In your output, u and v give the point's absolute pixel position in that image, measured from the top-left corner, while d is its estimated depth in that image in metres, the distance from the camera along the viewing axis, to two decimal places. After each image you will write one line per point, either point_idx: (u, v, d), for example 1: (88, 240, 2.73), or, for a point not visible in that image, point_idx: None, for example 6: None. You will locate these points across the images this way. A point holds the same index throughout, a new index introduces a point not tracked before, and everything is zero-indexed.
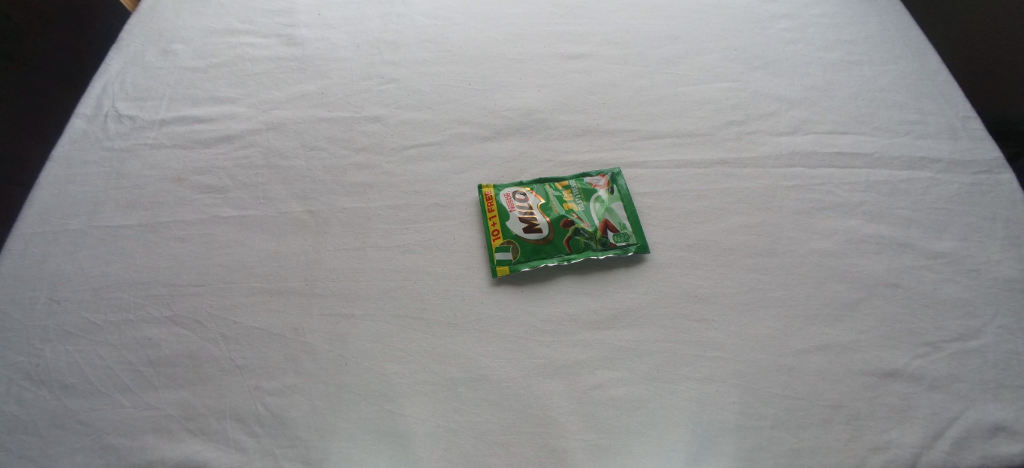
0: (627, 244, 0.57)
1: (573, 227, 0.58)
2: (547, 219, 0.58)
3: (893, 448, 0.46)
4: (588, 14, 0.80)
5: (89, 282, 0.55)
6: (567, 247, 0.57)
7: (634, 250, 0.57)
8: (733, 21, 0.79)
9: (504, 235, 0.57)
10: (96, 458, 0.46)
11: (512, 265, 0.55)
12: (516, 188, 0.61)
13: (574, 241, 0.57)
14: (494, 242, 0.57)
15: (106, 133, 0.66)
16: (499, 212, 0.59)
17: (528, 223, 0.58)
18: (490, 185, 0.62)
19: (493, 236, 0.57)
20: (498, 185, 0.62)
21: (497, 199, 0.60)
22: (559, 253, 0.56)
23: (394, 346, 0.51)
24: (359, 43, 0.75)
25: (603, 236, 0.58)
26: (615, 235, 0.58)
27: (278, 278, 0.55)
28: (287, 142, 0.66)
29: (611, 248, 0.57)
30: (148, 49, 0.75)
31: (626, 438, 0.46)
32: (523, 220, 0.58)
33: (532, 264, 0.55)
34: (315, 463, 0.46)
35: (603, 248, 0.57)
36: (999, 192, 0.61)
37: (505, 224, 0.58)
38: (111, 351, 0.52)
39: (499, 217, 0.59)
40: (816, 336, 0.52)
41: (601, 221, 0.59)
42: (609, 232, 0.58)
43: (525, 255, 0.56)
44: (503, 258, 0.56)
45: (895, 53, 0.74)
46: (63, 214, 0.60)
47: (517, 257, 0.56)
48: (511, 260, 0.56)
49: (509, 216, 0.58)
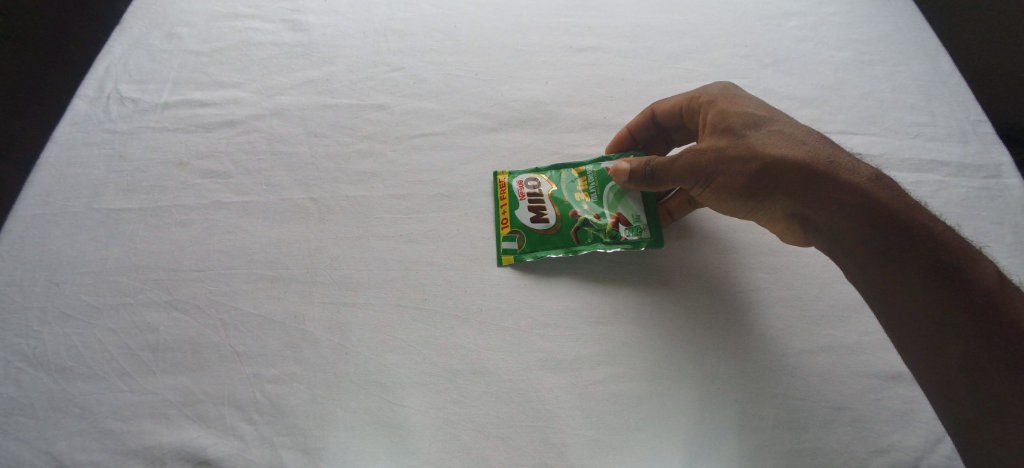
0: (639, 238, 0.56)
1: (583, 218, 0.56)
2: (557, 209, 0.57)
3: (894, 451, 0.46)
4: (599, 5, 0.78)
5: (88, 266, 0.55)
6: (575, 239, 0.56)
7: (646, 243, 0.55)
8: (745, 17, 0.78)
9: (512, 224, 0.57)
10: (94, 442, 0.46)
11: (517, 255, 0.55)
12: (529, 175, 0.61)
13: (583, 232, 0.56)
14: (502, 231, 0.57)
15: (108, 115, 0.65)
16: (510, 201, 0.59)
17: (537, 212, 0.57)
18: (506, 172, 0.62)
19: (502, 225, 0.57)
20: (513, 171, 0.62)
21: (510, 187, 0.59)
22: (566, 244, 0.56)
23: (395, 336, 0.50)
24: (366, 30, 0.74)
25: (614, 230, 0.56)
26: (627, 229, 0.56)
27: (279, 265, 0.55)
28: (291, 129, 0.65)
29: (621, 242, 0.55)
30: (152, 32, 0.73)
31: (626, 435, 0.46)
32: (533, 210, 0.57)
33: (537, 255, 0.55)
34: (312, 452, 0.46)
35: (613, 241, 0.55)
36: (1009, 197, 0.60)
37: (514, 213, 0.58)
38: (110, 334, 0.51)
39: (510, 206, 0.58)
40: (819, 337, 0.51)
41: (614, 214, 0.57)
42: (620, 225, 0.56)
43: (531, 245, 0.56)
44: (509, 247, 0.56)
45: (907, 54, 0.73)
46: (64, 196, 0.59)
47: (523, 247, 0.56)
48: (516, 250, 0.56)
49: (519, 204, 0.58)
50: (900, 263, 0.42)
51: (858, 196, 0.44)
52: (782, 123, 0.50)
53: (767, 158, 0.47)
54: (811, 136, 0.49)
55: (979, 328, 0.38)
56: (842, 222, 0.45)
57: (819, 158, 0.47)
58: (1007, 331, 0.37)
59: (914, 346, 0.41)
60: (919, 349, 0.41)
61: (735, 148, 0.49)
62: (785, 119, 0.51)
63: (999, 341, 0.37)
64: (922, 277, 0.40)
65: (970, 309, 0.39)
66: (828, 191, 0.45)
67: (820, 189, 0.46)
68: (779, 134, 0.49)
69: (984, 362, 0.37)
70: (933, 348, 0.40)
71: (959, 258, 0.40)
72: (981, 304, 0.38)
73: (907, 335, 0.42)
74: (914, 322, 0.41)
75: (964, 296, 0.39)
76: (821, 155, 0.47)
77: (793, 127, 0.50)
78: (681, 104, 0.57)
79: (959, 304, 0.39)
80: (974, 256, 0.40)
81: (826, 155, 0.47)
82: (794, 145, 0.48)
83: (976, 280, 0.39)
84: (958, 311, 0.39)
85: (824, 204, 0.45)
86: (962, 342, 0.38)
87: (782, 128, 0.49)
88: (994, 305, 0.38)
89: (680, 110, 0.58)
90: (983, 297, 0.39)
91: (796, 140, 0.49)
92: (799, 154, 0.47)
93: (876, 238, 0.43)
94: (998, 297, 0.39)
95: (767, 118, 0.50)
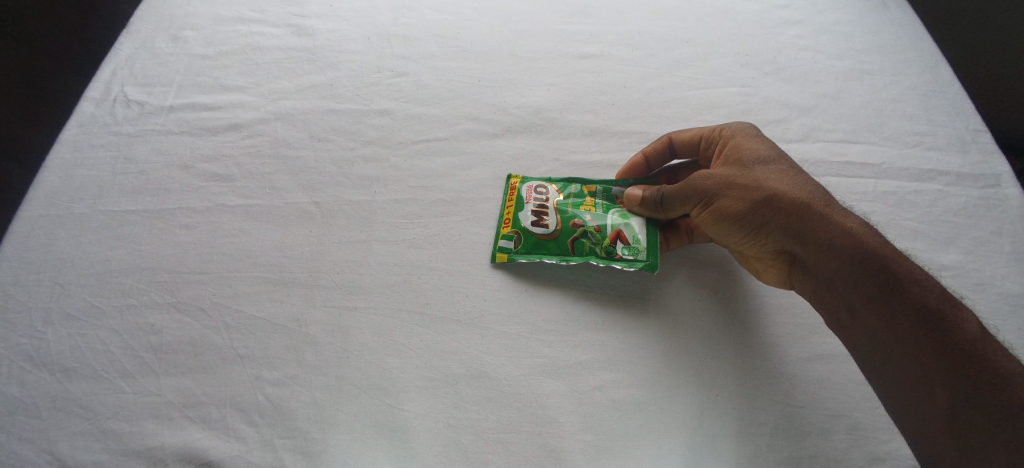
0: (635, 260, 0.55)
1: (582, 229, 0.57)
2: (559, 217, 0.58)
3: (892, 459, 0.46)
4: (600, 13, 0.79)
5: (92, 267, 0.55)
6: (571, 249, 0.56)
7: (640, 266, 0.55)
8: (746, 25, 0.78)
9: (513, 224, 0.58)
10: (96, 442, 0.47)
11: (512, 254, 0.56)
12: (541, 182, 0.61)
13: (579, 243, 0.56)
14: (502, 229, 0.58)
15: (114, 118, 0.66)
16: (516, 203, 0.60)
17: (539, 216, 0.58)
18: (518, 177, 0.62)
19: (503, 224, 0.58)
20: (525, 177, 0.62)
21: (519, 191, 0.60)
22: (561, 252, 0.56)
23: (396, 340, 0.51)
24: (370, 35, 0.75)
25: (611, 246, 0.56)
26: (625, 248, 0.56)
27: (282, 268, 0.55)
28: (295, 133, 0.66)
29: (616, 260, 0.55)
30: (158, 35, 0.74)
31: (624, 439, 0.46)
32: (536, 214, 0.58)
33: (531, 258, 0.56)
34: (312, 454, 0.46)
35: (608, 257, 0.55)
36: (1007, 207, 0.60)
37: (517, 214, 0.58)
38: (113, 335, 0.52)
39: (514, 207, 0.59)
40: (818, 345, 0.51)
41: (614, 231, 0.57)
42: (618, 243, 0.56)
43: (527, 247, 0.56)
44: (506, 245, 0.57)
45: (907, 63, 0.74)
46: (70, 198, 0.60)
47: (519, 247, 0.56)
48: (512, 250, 0.56)
49: (523, 207, 0.59)
50: (888, 302, 0.42)
51: (852, 238, 0.45)
52: (791, 164, 0.52)
53: (772, 190, 0.49)
54: (814, 181, 0.51)
55: (953, 366, 0.39)
56: (835, 260, 0.45)
57: (819, 200, 0.48)
58: (989, 379, 0.38)
59: (900, 385, 0.41)
60: (903, 387, 0.41)
61: (743, 176, 0.50)
62: (793, 163, 0.52)
63: (972, 381, 0.38)
64: (909, 317, 0.41)
65: (953, 354, 0.39)
66: (824, 229, 0.47)
67: (816, 227, 0.47)
68: (786, 173, 0.50)
69: (968, 407, 0.38)
70: (920, 389, 0.40)
71: (943, 305, 0.41)
72: (964, 350, 0.39)
73: (892, 374, 0.42)
74: (901, 360, 0.41)
75: (949, 341, 0.40)
76: (821, 198, 0.49)
77: (799, 170, 0.51)
78: (700, 135, 0.59)
79: (944, 347, 0.40)
80: (960, 306, 0.42)
81: (827, 200, 0.48)
82: (798, 184, 0.49)
83: (961, 328, 0.40)
84: (944, 354, 0.39)
85: (818, 242, 0.46)
86: (946, 384, 0.39)
87: (791, 168, 0.51)
88: (977, 352, 0.39)
89: (696, 141, 0.59)
90: (966, 344, 0.39)
91: (802, 182, 0.50)
92: (802, 193, 0.49)
93: (868, 277, 0.44)
94: (982, 344, 0.39)
95: (777, 158, 0.52)
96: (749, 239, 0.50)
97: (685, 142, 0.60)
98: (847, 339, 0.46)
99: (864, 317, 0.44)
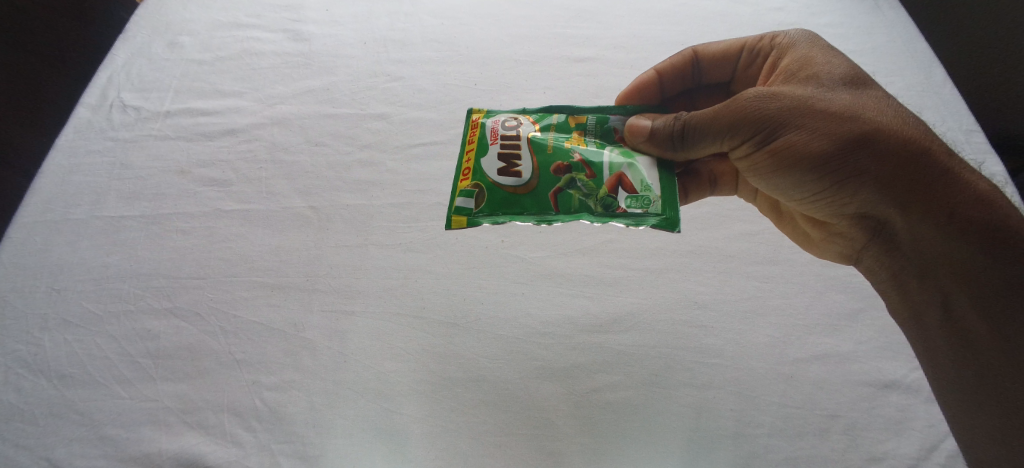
0: (644, 213, 0.48)
1: (568, 178, 0.50)
2: (535, 163, 0.51)
3: (888, 459, 0.45)
4: (595, 17, 0.79)
5: (88, 273, 0.55)
6: (553, 204, 0.50)
7: (655, 221, 0.48)
8: (742, 27, 0.79)
9: (473, 177, 0.52)
10: (94, 449, 0.47)
11: (471, 215, 0.51)
12: (508, 118, 0.55)
13: (565, 197, 0.50)
14: (460, 185, 0.52)
15: (111, 123, 0.66)
16: (479, 145, 0.54)
17: (508, 163, 0.51)
18: (481, 114, 0.56)
19: (461, 177, 0.53)
20: (490, 114, 0.56)
21: (482, 127, 0.54)
22: (542, 207, 0.50)
23: (394, 346, 0.51)
24: (366, 40, 0.75)
25: (611, 197, 0.49)
26: (631, 199, 0.49)
27: (278, 272, 0.55)
28: (291, 138, 0.66)
29: (620, 215, 0.49)
30: (154, 41, 0.74)
31: (623, 443, 0.47)
32: (503, 161, 0.51)
33: (496, 218, 0.51)
34: (310, 459, 0.46)
35: (608, 212, 0.49)
36: None
37: (479, 161, 0.52)
38: (110, 342, 0.52)
39: (476, 152, 0.53)
40: (815, 345, 0.51)
41: (615, 178, 0.49)
42: (621, 192, 0.49)
43: (491, 204, 0.51)
44: (464, 206, 0.51)
45: (900, 64, 0.74)
46: (67, 204, 0.60)
47: (480, 207, 0.51)
48: (472, 210, 0.51)
49: (487, 152, 0.52)
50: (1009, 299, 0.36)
51: (959, 200, 0.38)
52: (875, 94, 0.44)
53: (861, 127, 0.40)
54: (910, 115, 0.43)
55: None
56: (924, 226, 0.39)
57: (919, 145, 0.40)
58: None
59: (988, 394, 0.38)
60: (984, 390, 0.38)
61: (824, 102, 0.42)
62: (879, 91, 0.45)
63: None
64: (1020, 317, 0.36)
65: None
66: (932, 182, 0.39)
67: (911, 183, 0.39)
68: (873, 107, 0.42)
69: None
70: (1012, 404, 0.37)
71: None
72: None
73: (977, 379, 0.39)
74: (1001, 379, 0.37)
75: None
76: (923, 139, 0.40)
77: (886, 101, 0.43)
78: (739, 46, 0.58)
79: None
80: None
81: (926, 143, 0.40)
82: (890, 121, 0.41)
83: None
84: None
85: (908, 202, 0.40)
86: None
87: (877, 99, 0.43)
88: None
89: (731, 53, 0.59)
90: None
91: (893, 119, 0.41)
92: (904, 128, 0.41)
93: (984, 259, 0.37)
94: None
95: (858, 83, 0.44)
96: (814, 189, 0.45)
97: (713, 54, 0.60)
98: (920, 315, 0.43)
99: (954, 302, 0.39)
